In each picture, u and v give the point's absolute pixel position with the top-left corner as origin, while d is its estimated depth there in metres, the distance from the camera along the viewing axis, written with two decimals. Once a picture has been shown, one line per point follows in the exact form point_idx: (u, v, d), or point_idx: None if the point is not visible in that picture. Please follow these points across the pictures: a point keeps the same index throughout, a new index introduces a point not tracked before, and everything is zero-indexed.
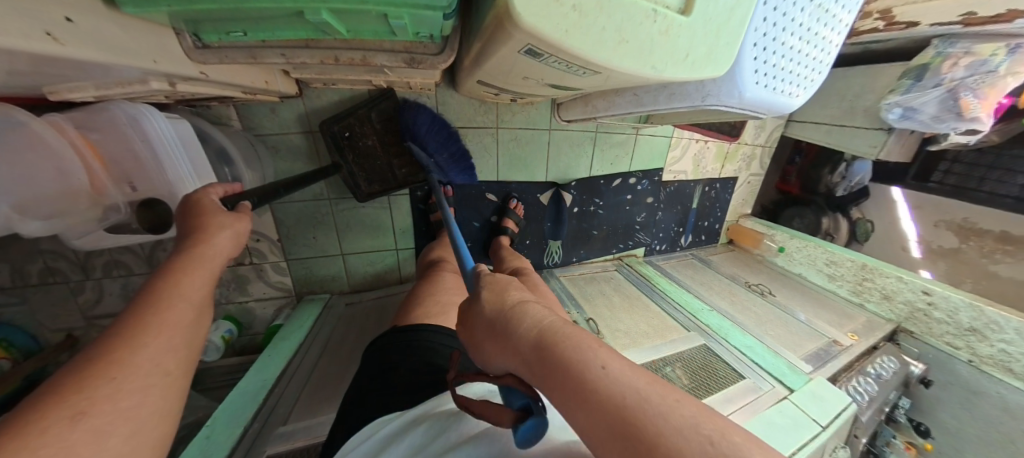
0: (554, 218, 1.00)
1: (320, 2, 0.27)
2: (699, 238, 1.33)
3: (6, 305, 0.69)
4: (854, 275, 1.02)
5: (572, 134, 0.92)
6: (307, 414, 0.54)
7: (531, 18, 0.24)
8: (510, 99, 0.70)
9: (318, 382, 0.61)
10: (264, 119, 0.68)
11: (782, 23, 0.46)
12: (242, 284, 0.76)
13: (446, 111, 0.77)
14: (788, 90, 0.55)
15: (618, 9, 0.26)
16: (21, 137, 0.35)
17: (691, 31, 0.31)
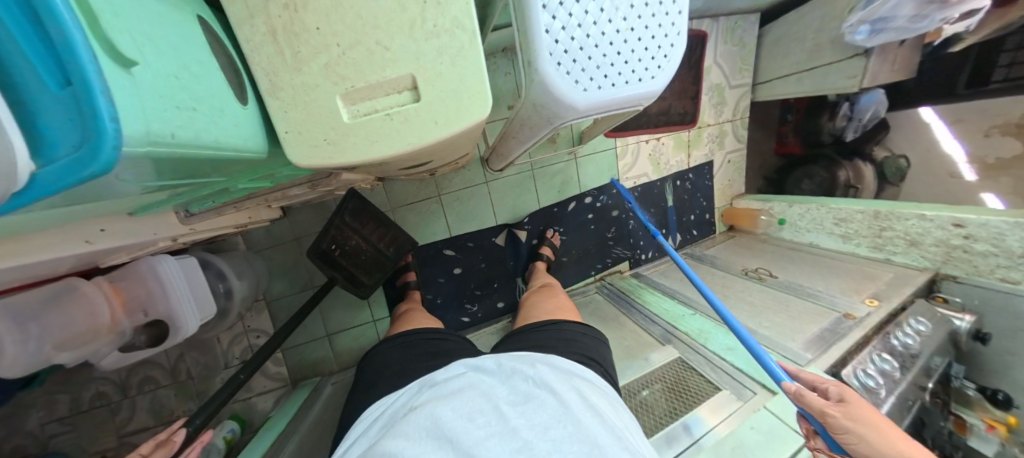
0: (515, 255, 1.04)
1: (236, 182, 0.42)
2: (690, 234, 1.26)
3: (61, 434, 0.76)
4: (869, 228, 0.90)
5: (509, 179, 1.01)
6: None
7: (312, 162, 0.36)
8: (429, 172, 0.81)
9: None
10: (261, 237, 0.87)
11: (576, 25, 0.45)
12: (245, 381, 0.88)
13: (395, 196, 0.93)
14: (634, 74, 0.52)
15: (352, 130, 0.35)
16: (71, 296, 0.48)
17: (431, 104, 0.35)
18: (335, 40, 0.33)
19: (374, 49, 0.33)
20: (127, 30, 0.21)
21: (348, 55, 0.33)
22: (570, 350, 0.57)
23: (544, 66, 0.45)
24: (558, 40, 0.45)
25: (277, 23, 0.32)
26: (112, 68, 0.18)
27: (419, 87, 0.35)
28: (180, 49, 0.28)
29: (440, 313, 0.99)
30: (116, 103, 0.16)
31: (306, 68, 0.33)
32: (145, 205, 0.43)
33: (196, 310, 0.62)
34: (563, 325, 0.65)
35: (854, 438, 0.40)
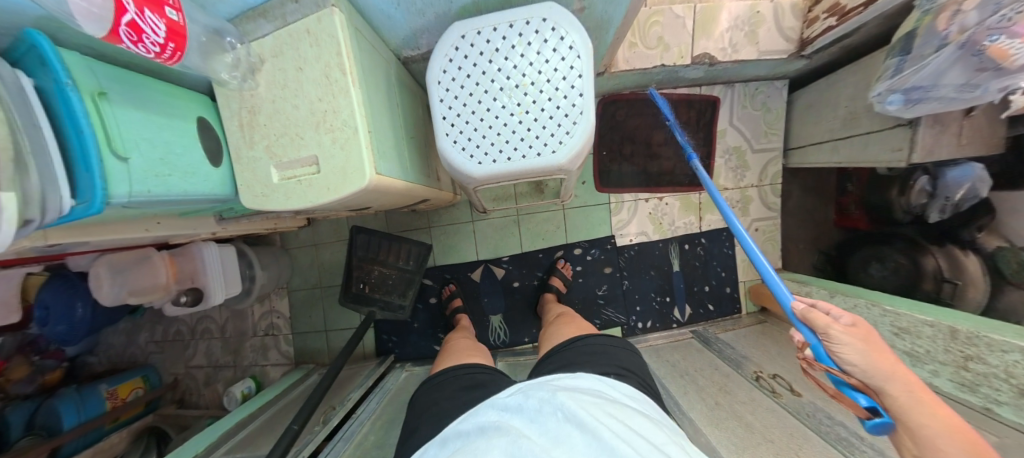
0: (490, 292, 1.09)
1: (237, 205, 0.64)
2: (702, 309, 1.11)
3: (154, 352, 1.34)
4: (949, 354, 0.64)
5: (495, 221, 1.10)
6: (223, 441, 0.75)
7: (253, 205, 0.53)
8: (410, 208, 0.94)
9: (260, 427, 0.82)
10: (293, 237, 1.29)
11: (468, 110, 0.54)
12: (266, 351, 1.28)
13: (388, 222, 1.15)
14: (535, 149, 0.54)
15: (276, 189, 0.51)
16: (147, 261, 0.88)
17: (322, 176, 0.48)
18: (273, 133, 0.49)
19: (294, 137, 0.48)
20: (130, 133, 0.37)
21: (279, 139, 0.49)
22: (603, 359, 0.57)
23: (440, 142, 0.55)
24: (452, 123, 0.55)
25: (243, 121, 0.50)
26: (110, 158, 0.34)
27: (318, 164, 0.48)
28: (177, 136, 0.45)
29: (414, 337, 1.10)
30: (108, 179, 0.33)
31: (255, 148, 0.51)
32: (191, 214, 0.67)
33: (224, 282, 0.99)
34: (588, 339, 0.65)
35: (859, 358, 0.37)
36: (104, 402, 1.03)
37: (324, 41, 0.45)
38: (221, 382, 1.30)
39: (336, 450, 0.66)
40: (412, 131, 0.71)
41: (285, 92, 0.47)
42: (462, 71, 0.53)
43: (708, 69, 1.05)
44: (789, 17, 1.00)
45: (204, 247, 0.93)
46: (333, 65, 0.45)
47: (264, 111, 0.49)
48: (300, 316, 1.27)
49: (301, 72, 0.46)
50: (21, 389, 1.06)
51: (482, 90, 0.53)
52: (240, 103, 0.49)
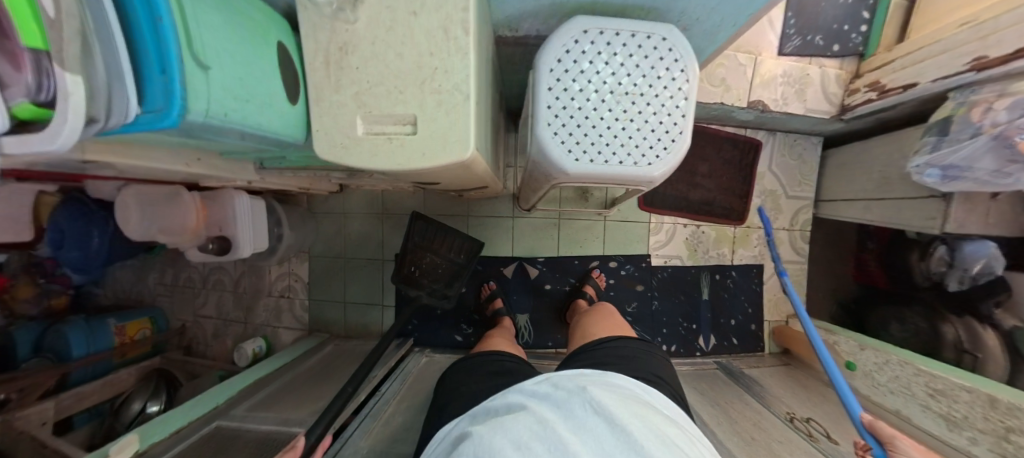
0: (520, 290, 1.08)
1: (295, 153, 0.60)
2: (726, 342, 1.11)
3: (161, 295, 1.40)
4: (990, 425, 0.63)
5: (535, 221, 1.09)
6: (241, 398, 0.74)
7: (326, 156, 0.48)
8: (459, 193, 0.94)
9: (279, 389, 0.80)
10: (320, 201, 1.26)
11: (576, 106, 0.54)
12: (279, 313, 1.28)
13: (426, 203, 1.14)
14: (631, 157, 0.54)
15: (360, 143, 0.47)
16: (175, 198, 0.86)
17: (421, 139, 0.45)
18: (366, 78, 0.45)
19: (392, 88, 0.45)
20: (210, 41, 0.34)
21: (370, 86, 0.45)
22: (634, 364, 0.55)
23: (540, 131, 0.54)
24: (556, 115, 0.54)
25: (330, 57, 0.45)
26: (191, 66, 0.30)
27: (417, 124, 0.45)
28: (257, 59, 0.42)
29: (435, 324, 1.08)
30: (188, 88, 0.30)
31: (339, 91, 0.46)
32: (232, 154, 0.64)
33: (253, 239, 0.96)
34: (623, 343, 0.64)
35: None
36: (113, 337, 1.11)
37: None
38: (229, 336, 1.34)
39: (361, 429, 0.64)
40: (487, 114, 0.71)
41: (388, 36, 0.44)
42: (578, 65, 0.53)
43: (756, 115, 1.07)
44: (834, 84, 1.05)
45: (236, 198, 0.90)
46: (456, 22, 0.43)
47: (359, 51, 0.45)
48: (318, 285, 1.25)
49: (415, 18, 0.43)
50: (30, 310, 1.07)
51: (593, 91, 0.53)
52: (330, 34, 0.45)
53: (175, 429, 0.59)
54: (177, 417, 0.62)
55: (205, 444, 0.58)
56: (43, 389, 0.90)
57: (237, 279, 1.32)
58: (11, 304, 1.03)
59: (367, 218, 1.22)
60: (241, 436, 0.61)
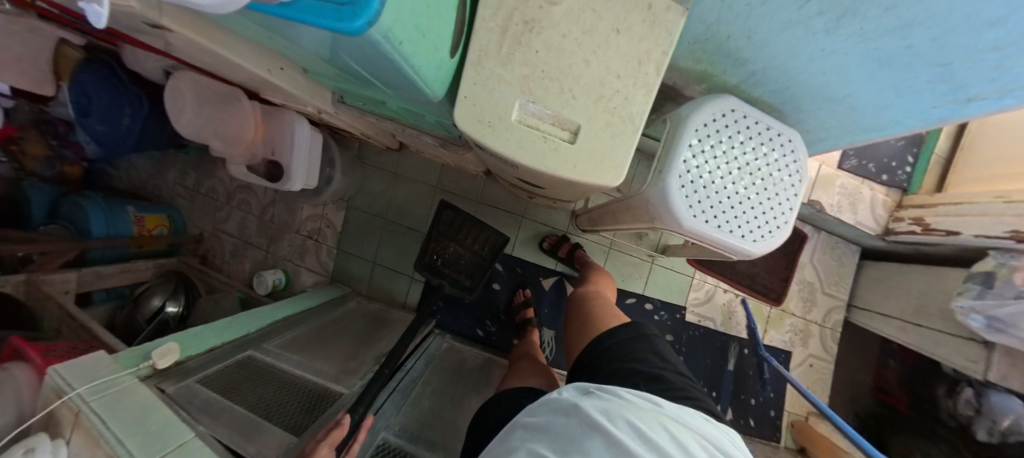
0: (552, 304, 1.07)
1: (413, 107, 0.60)
2: (744, 421, 1.07)
3: (179, 198, 1.48)
4: None
5: (586, 242, 1.08)
6: (273, 336, 0.84)
7: (467, 130, 0.46)
8: (527, 193, 0.93)
9: (299, 338, 0.86)
10: (373, 154, 1.24)
11: (709, 170, 0.53)
12: (303, 252, 1.31)
13: (483, 189, 1.12)
14: (741, 231, 0.54)
15: (513, 131, 0.46)
16: (228, 100, 0.84)
17: (578, 150, 0.47)
18: (543, 68, 0.46)
19: (564, 91, 0.46)
20: None
21: (543, 81, 0.46)
22: (647, 362, 0.52)
23: (671, 180, 0.52)
24: (689, 170, 0.52)
25: (514, 31, 0.45)
26: None
27: (578, 135, 0.47)
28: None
29: (460, 313, 1.07)
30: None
31: (511, 72, 0.45)
32: (316, 72, 0.57)
33: (306, 167, 0.96)
34: (648, 330, 0.59)
35: None
36: (131, 226, 1.19)
37: (654, 30, 0.44)
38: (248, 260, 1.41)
39: (392, 401, 0.67)
40: None
41: (580, 44, 0.45)
42: (719, 132, 0.52)
43: (810, 212, 1.08)
44: (880, 208, 1.06)
45: (298, 125, 0.89)
46: (652, 58, 0.45)
47: (547, 41, 0.45)
48: (349, 236, 1.25)
49: (614, 35, 0.45)
50: (42, 169, 1.14)
51: (728, 161, 0.53)
52: (522, 11, 0.44)
53: (208, 348, 0.72)
54: (208, 339, 0.74)
55: (232, 369, 0.71)
56: (63, 257, 1.00)
57: (264, 206, 1.37)
58: (23, 160, 1.07)
59: (412, 185, 1.20)
60: (269, 373, 0.71)
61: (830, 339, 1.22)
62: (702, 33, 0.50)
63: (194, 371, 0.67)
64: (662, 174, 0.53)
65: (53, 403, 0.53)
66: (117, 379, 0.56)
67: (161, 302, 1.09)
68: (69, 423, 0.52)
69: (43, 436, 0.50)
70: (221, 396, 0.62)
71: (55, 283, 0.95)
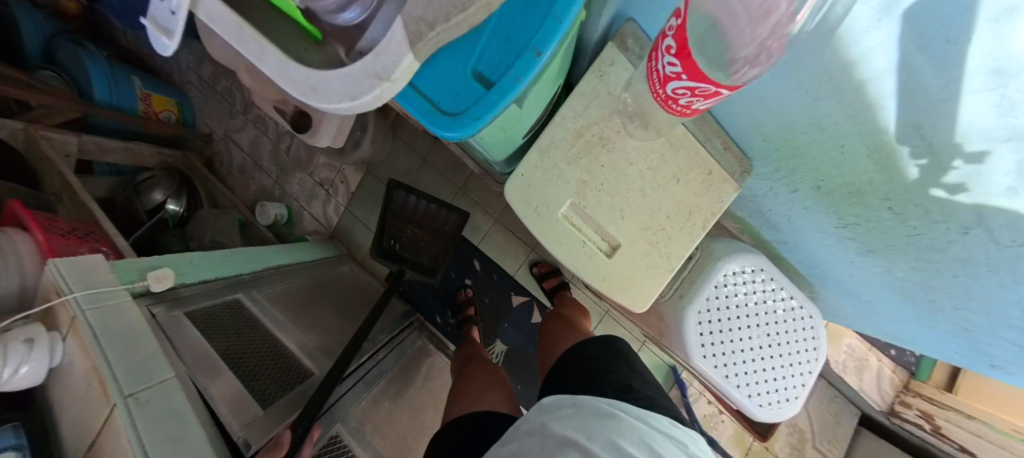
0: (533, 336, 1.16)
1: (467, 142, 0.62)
2: None
3: (189, 83, 1.49)
4: None
5: (587, 299, 1.15)
6: (263, 283, 0.90)
7: (514, 204, 0.50)
8: None
9: (286, 295, 0.91)
10: (408, 130, 1.23)
11: (725, 320, 0.57)
12: (311, 197, 1.34)
13: (502, 209, 1.17)
14: (743, 385, 0.58)
15: (557, 227, 0.49)
16: None
17: (611, 266, 0.50)
18: (602, 180, 0.47)
19: (614, 211, 0.48)
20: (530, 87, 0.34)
21: (598, 192, 0.48)
22: (614, 371, 0.56)
23: (688, 319, 0.57)
24: (709, 313, 0.56)
25: (585, 137, 0.47)
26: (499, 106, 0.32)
27: (615, 252, 0.49)
28: (542, 93, 0.42)
29: (445, 313, 1.18)
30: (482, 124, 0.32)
31: (572, 175, 0.48)
32: None
33: (335, 126, 0.91)
34: (620, 345, 0.63)
35: None
36: (137, 102, 1.19)
37: (713, 190, 0.47)
38: (255, 183, 1.42)
39: (355, 391, 0.74)
40: None
41: (643, 178, 0.47)
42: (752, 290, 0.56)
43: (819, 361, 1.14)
44: (886, 382, 1.15)
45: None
46: (704, 213, 0.48)
47: (614, 159, 0.47)
48: (360, 200, 1.29)
49: (675, 183, 0.47)
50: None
51: (745, 317, 0.57)
52: (598, 125, 0.46)
53: (202, 279, 0.76)
54: (208, 271, 0.78)
55: (221, 309, 0.75)
56: (55, 114, 0.96)
57: (281, 135, 1.38)
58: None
59: (433, 173, 1.20)
60: (253, 326, 0.76)
61: None
62: (751, 197, 0.58)
63: (185, 302, 0.71)
64: (682, 309, 0.58)
65: (52, 300, 0.55)
66: (112, 292, 0.60)
67: (163, 199, 1.10)
68: (67, 322, 0.54)
69: (40, 330, 0.52)
70: (204, 339, 0.66)
71: (55, 142, 0.97)
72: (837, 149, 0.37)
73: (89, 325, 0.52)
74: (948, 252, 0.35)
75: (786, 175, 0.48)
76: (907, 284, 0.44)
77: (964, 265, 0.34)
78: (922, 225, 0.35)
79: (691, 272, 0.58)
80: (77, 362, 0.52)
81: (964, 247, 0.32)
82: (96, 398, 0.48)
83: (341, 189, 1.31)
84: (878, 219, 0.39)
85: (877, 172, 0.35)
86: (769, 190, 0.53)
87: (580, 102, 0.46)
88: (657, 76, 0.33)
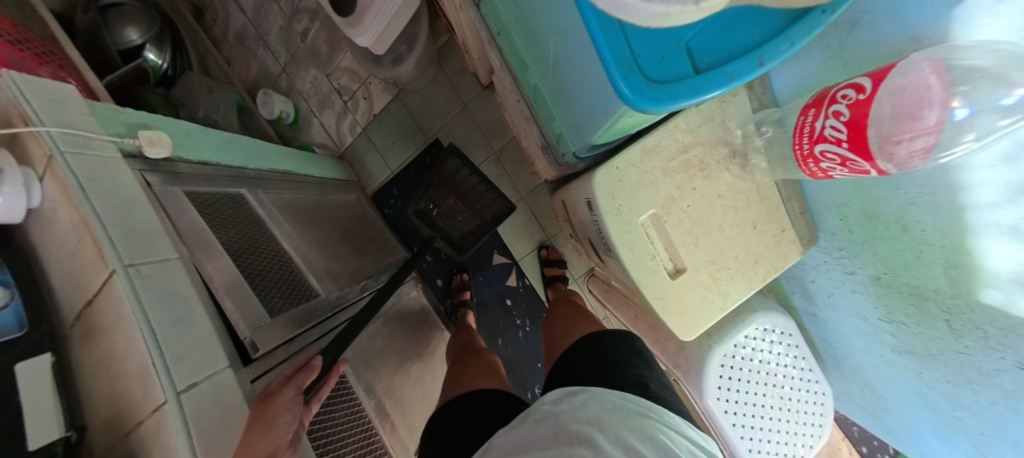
0: (523, 320, 1.22)
1: (553, 112, 0.60)
2: None
3: None
4: None
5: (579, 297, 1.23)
6: (269, 186, 0.80)
7: (599, 191, 0.50)
8: (570, 233, 1.02)
9: (293, 204, 0.84)
10: (453, 65, 1.12)
11: (743, 368, 0.68)
12: (323, 103, 1.20)
13: (529, 186, 1.16)
14: (743, 435, 0.67)
15: (630, 238, 0.52)
16: None
17: (671, 285, 0.53)
18: (687, 202, 0.51)
19: (691, 234, 0.52)
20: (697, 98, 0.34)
21: (682, 211, 0.51)
22: (628, 367, 0.59)
23: (712, 358, 0.66)
24: (734, 360, 0.67)
25: (686, 155, 0.49)
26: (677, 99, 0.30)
27: (682, 273, 0.54)
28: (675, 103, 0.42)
29: (443, 280, 1.23)
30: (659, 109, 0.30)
31: (660, 189, 0.50)
32: None
33: (385, 27, 0.78)
34: (633, 341, 0.67)
35: None
36: None
37: (782, 247, 0.53)
38: (257, 66, 1.23)
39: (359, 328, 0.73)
40: None
41: (725, 214, 0.51)
42: (775, 351, 0.66)
43: None
44: None
45: None
46: (764, 265, 0.54)
47: (702, 186, 0.51)
48: (381, 126, 1.18)
49: (749, 231, 0.52)
50: None
51: (759, 372, 0.68)
52: (697, 147, 0.49)
53: (202, 161, 0.65)
54: (207, 152, 0.68)
55: (225, 200, 0.66)
56: None
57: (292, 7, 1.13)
58: None
59: (471, 126, 1.14)
60: (259, 230, 0.69)
61: None
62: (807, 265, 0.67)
63: (185, 180, 0.60)
64: (709, 348, 0.67)
65: (15, 124, 0.44)
66: (96, 142, 0.49)
67: (141, 42, 0.89)
68: (43, 160, 0.44)
69: (11, 161, 0.41)
70: (207, 227, 0.58)
71: None
72: (917, 255, 0.43)
73: (71, 172, 0.43)
74: (994, 379, 0.39)
75: (849, 256, 0.56)
76: (941, 395, 0.50)
77: (1008, 397, 0.38)
78: (973, 344, 0.40)
79: (730, 317, 0.68)
80: (61, 209, 0.44)
81: (1014, 382, 0.36)
82: (89, 255, 0.42)
83: (360, 105, 1.18)
84: (935, 327, 0.45)
85: (949, 286, 0.40)
86: (823, 262, 0.63)
87: (696, 119, 0.48)
88: (809, 132, 0.38)
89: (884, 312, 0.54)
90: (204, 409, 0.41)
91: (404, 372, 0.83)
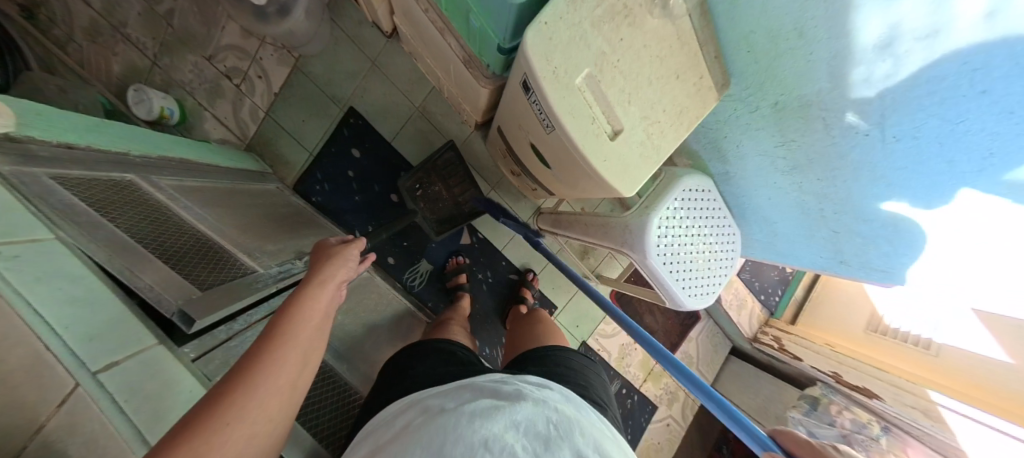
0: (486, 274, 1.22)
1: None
2: None
3: None
4: None
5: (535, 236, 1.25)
6: (162, 171, 0.68)
7: (535, 51, 0.46)
8: (513, 172, 1.01)
9: (199, 190, 0.73)
10: (352, 22, 1.05)
11: (677, 228, 0.71)
12: (213, 91, 1.04)
13: (464, 139, 1.14)
14: (683, 284, 0.75)
15: (570, 104, 0.50)
16: None
17: (616, 149, 0.54)
18: (618, 56, 0.50)
19: (625, 93, 0.52)
20: None
21: (614, 68, 0.50)
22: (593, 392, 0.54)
23: (652, 223, 0.68)
24: (669, 222, 0.69)
25: (611, 4, 0.47)
26: None
27: (619, 134, 0.54)
28: None
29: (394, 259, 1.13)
30: None
31: (591, 47, 0.49)
32: None
33: None
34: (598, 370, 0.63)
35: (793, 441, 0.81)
36: None
37: (701, 95, 0.55)
38: (115, 58, 1.02)
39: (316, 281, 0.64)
40: None
41: (652, 66, 0.51)
42: (699, 203, 0.71)
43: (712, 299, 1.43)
44: (753, 319, 1.46)
45: None
46: (693, 110, 0.55)
47: (629, 38, 0.49)
48: (285, 105, 1.07)
49: (674, 79, 0.53)
50: None
51: (689, 227, 0.72)
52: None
53: (67, 144, 0.53)
54: (70, 134, 0.55)
55: (109, 185, 0.54)
56: None
57: None
58: None
59: (386, 85, 1.08)
60: (161, 213, 0.58)
61: (689, 408, 1.40)
62: (715, 126, 0.69)
63: (48, 162, 0.47)
64: (647, 214, 0.69)
65: None
66: None
67: None
68: None
69: None
70: (91, 209, 0.47)
71: None
72: (803, 64, 0.44)
73: None
74: (858, 155, 0.47)
75: (753, 94, 0.56)
76: (809, 197, 0.62)
77: (869, 168, 0.47)
78: (839, 133, 0.47)
79: (658, 184, 0.71)
80: None
81: (860, 150, 0.46)
82: None
83: (256, 86, 1.06)
84: (814, 134, 0.51)
85: (828, 82, 0.43)
86: (733, 113, 0.63)
87: None
88: None
89: (779, 140, 0.58)
90: (131, 385, 0.35)
91: (369, 340, 0.82)
